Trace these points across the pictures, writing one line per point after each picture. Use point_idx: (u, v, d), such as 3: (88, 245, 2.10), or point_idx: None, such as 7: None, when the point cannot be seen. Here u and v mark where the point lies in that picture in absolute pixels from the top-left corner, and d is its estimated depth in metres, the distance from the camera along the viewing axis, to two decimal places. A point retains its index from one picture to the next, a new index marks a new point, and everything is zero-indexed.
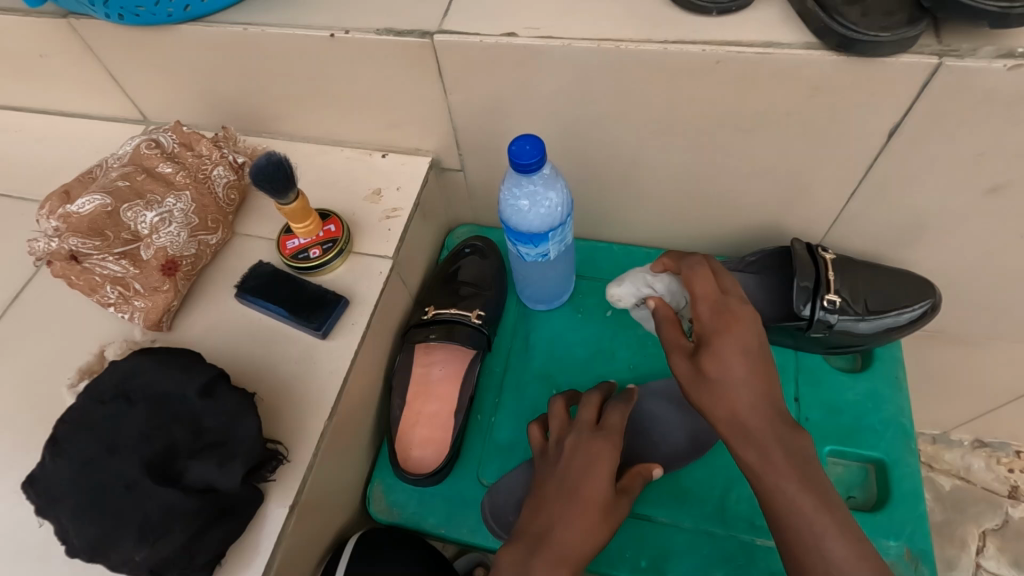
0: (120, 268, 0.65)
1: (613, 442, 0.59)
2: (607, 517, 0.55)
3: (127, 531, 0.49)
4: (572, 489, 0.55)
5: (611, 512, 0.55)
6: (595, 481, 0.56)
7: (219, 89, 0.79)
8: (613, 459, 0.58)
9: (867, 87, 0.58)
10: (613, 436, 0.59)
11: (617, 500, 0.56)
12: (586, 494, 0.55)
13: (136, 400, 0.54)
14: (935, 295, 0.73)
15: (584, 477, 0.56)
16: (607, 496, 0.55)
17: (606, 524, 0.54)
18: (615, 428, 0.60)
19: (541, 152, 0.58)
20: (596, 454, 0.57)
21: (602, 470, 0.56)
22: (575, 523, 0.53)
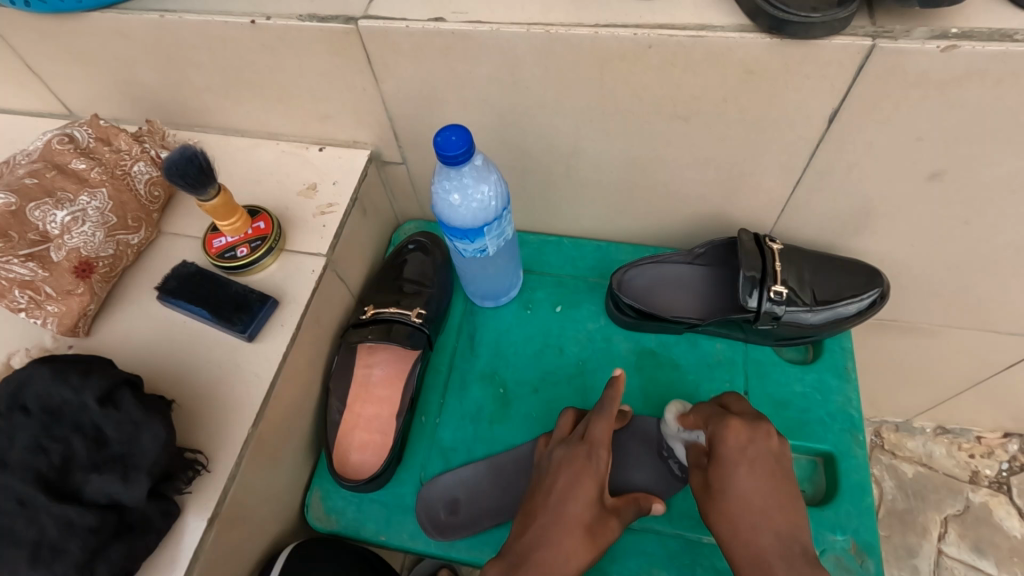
0: (28, 271, 0.61)
1: (599, 460, 0.61)
2: (595, 539, 0.58)
3: (17, 552, 0.45)
4: (557, 510, 0.59)
5: (598, 531, 0.58)
6: (580, 503, 0.59)
7: (141, 80, 0.75)
8: (596, 477, 0.60)
9: (802, 71, 0.56)
10: (599, 453, 0.62)
11: (604, 519, 0.59)
12: (570, 515, 0.58)
13: (33, 411, 0.50)
14: (883, 282, 0.72)
15: (569, 498, 0.59)
16: (591, 513, 0.59)
17: (594, 546, 0.57)
18: (599, 445, 0.62)
19: (467, 143, 0.56)
20: (579, 474, 0.60)
21: (584, 489, 0.59)
22: (563, 547, 0.56)
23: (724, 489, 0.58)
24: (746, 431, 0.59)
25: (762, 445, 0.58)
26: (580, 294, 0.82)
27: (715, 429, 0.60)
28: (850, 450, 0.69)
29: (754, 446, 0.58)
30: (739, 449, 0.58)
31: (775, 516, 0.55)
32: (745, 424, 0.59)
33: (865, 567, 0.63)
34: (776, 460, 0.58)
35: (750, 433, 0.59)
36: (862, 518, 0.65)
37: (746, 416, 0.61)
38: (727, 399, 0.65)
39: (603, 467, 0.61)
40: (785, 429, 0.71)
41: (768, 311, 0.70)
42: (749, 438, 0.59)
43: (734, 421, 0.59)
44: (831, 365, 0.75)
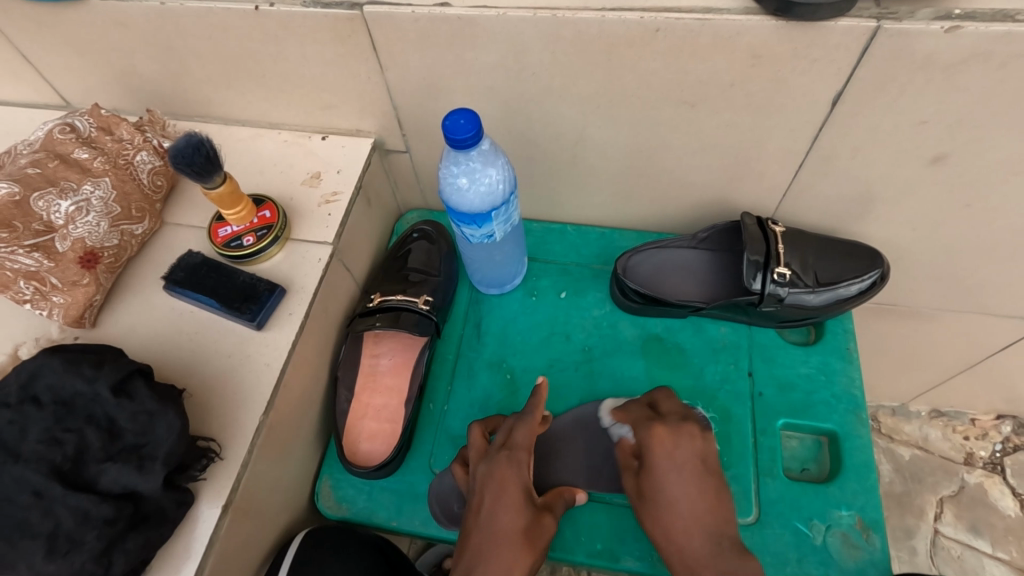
0: (33, 262, 0.61)
1: (521, 464, 0.61)
2: (535, 542, 0.57)
3: (34, 543, 0.46)
4: (489, 526, 0.57)
5: (537, 534, 0.58)
6: (510, 511, 0.58)
7: (141, 70, 0.74)
8: (520, 482, 0.60)
9: (808, 54, 0.56)
10: (520, 458, 0.61)
11: (539, 520, 0.59)
12: (501, 530, 0.57)
13: (45, 402, 0.50)
14: (883, 264, 0.73)
15: (499, 512, 0.58)
16: (525, 523, 0.58)
17: (536, 550, 0.57)
18: (520, 449, 0.62)
19: (476, 126, 0.56)
20: (502, 480, 0.60)
21: (510, 503, 0.59)
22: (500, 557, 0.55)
23: (655, 495, 0.59)
24: (672, 437, 0.61)
25: (671, 452, 0.60)
26: (585, 280, 0.83)
27: (643, 436, 0.62)
28: (853, 430, 0.70)
29: (680, 450, 0.60)
30: (662, 452, 0.60)
31: (704, 515, 0.58)
32: (670, 431, 0.61)
33: (870, 542, 0.64)
34: (701, 460, 0.61)
35: (675, 439, 0.61)
36: (867, 496, 0.66)
37: (671, 420, 0.63)
38: (656, 399, 0.66)
39: (526, 472, 0.61)
40: (790, 410, 0.72)
41: (771, 294, 0.71)
42: (675, 443, 0.60)
43: (658, 428, 0.61)
44: (834, 347, 0.76)
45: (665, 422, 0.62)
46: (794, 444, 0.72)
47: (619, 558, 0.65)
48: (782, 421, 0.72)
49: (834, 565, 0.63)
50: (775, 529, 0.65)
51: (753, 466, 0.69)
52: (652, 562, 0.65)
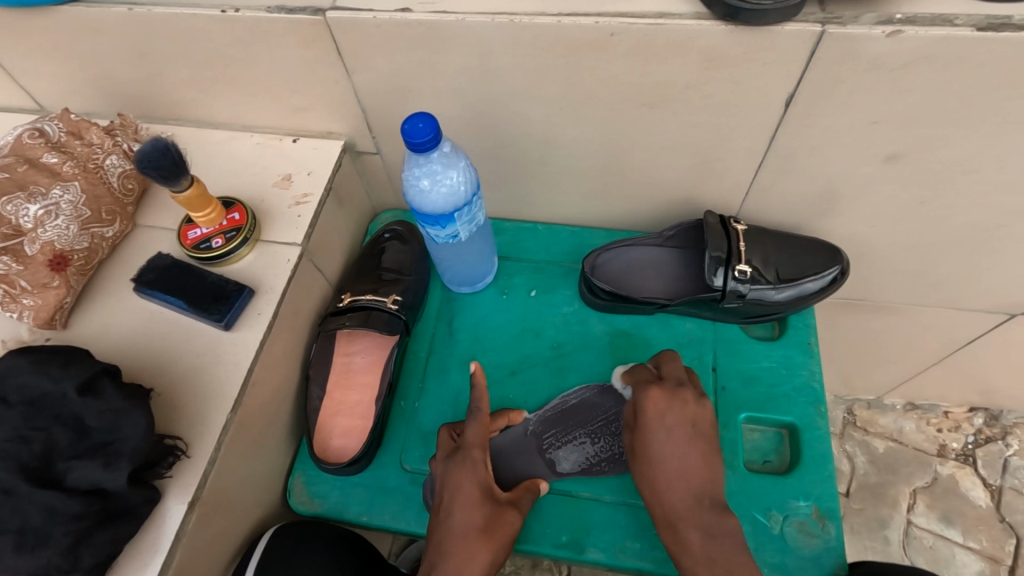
0: (3, 265, 0.62)
1: (476, 462, 0.63)
2: (493, 537, 0.59)
3: (2, 539, 0.47)
4: (447, 522, 0.60)
5: (496, 530, 0.60)
6: (466, 508, 0.60)
7: (112, 74, 0.75)
8: (477, 480, 0.62)
9: (758, 56, 0.58)
10: (474, 456, 0.63)
11: (503, 514, 0.61)
12: (459, 526, 0.59)
13: (13, 403, 0.51)
14: (842, 260, 0.75)
15: (458, 507, 0.60)
16: (487, 517, 0.60)
17: (497, 545, 0.59)
18: (473, 446, 0.64)
19: (435, 129, 0.57)
20: (459, 479, 0.62)
21: (468, 497, 0.61)
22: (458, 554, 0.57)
23: (645, 454, 0.62)
24: (665, 398, 0.64)
25: (670, 411, 0.63)
26: (555, 278, 0.84)
27: (639, 399, 0.65)
28: (813, 421, 0.72)
29: (670, 413, 0.63)
30: (656, 412, 0.63)
31: (696, 473, 0.60)
32: (665, 393, 0.64)
33: (826, 530, 0.66)
34: (693, 423, 0.63)
35: (669, 401, 0.64)
36: (824, 485, 0.68)
37: (669, 384, 0.65)
38: (661, 362, 0.69)
39: (482, 470, 0.63)
40: (753, 403, 0.74)
41: (733, 290, 0.73)
42: (668, 406, 0.63)
43: (654, 391, 0.64)
44: (797, 341, 0.78)
45: (660, 386, 0.65)
46: (757, 437, 0.74)
47: (584, 550, 0.67)
48: (744, 414, 0.73)
49: (791, 553, 0.65)
50: (734, 519, 0.67)
51: (715, 457, 0.71)
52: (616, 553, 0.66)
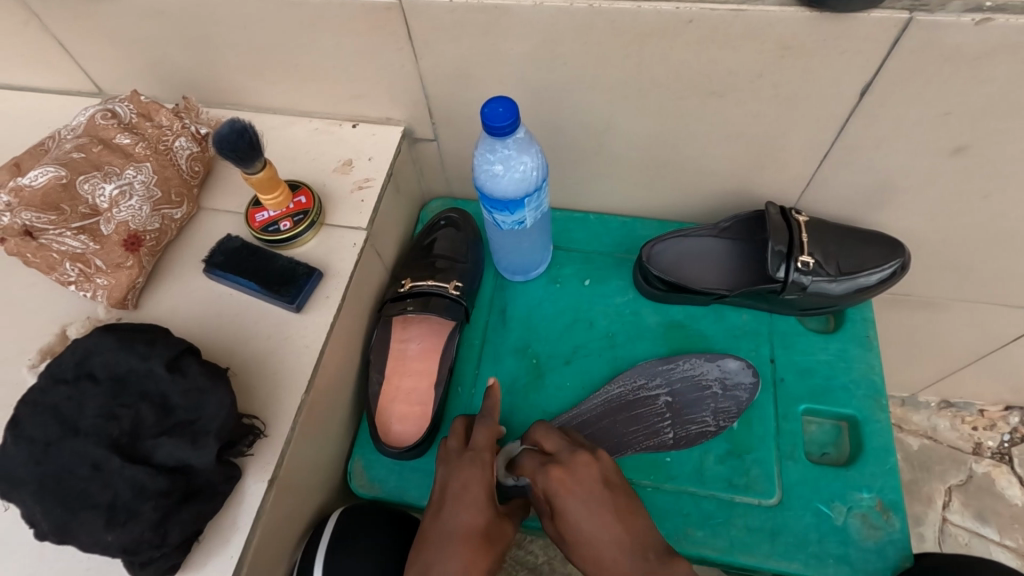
0: (80, 244, 0.63)
1: (484, 464, 0.62)
2: (490, 545, 0.58)
3: (94, 513, 0.47)
4: (445, 527, 0.58)
5: (494, 538, 0.58)
6: (468, 511, 0.58)
7: (176, 57, 0.75)
8: (484, 482, 0.61)
9: (839, 45, 0.58)
10: (484, 456, 0.62)
11: (499, 523, 0.60)
12: (459, 530, 0.57)
13: (100, 378, 0.52)
14: (904, 253, 0.74)
15: (457, 510, 0.59)
16: (485, 522, 0.58)
17: (491, 552, 0.57)
18: (483, 449, 0.63)
19: (514, 115, 0.57)
20: (467, 480, 0.60)
21: (470, 500, 0.59)
22: (455, 557, 0.55)
23: (578, 539, 0.55)
24: (572, 474, 0.58)
25: (579, 491, 0.56)
26: (608, 268, 0.84)
27: (545, 483, 0.58)
28: (872, 414, 0.72)
29: (582, 480, 0.57)
30: (570, 492, 0.57)
31: (608, 544, 0.54)
32: (569, 471, 0.58)
33: (889, 522, 0.66)
34: (602, 482, 0.57)
35: (574, 474, 0.58)
36: (885, 478, 0.68)
37: (562, 453, 0.60)
38: (539, 440, 0.63)
39: (490, 471, 0.61)
40: (812, 396, 0.74)
41: (795, 281, 0.72)
42: (577, 479, 0.57)
43: (556, 468, 0.58)
44: (854, 334, 0.77)
45: (562, 461, 0.59)
46: (814, 429, 0.74)
47: None
48: (803, 406, 0.73)
49: (854, 545, 0.65)
50: (797, 510, 0.67)
51: (774, 449, 0.71)
52: (678, 541, 0.66)
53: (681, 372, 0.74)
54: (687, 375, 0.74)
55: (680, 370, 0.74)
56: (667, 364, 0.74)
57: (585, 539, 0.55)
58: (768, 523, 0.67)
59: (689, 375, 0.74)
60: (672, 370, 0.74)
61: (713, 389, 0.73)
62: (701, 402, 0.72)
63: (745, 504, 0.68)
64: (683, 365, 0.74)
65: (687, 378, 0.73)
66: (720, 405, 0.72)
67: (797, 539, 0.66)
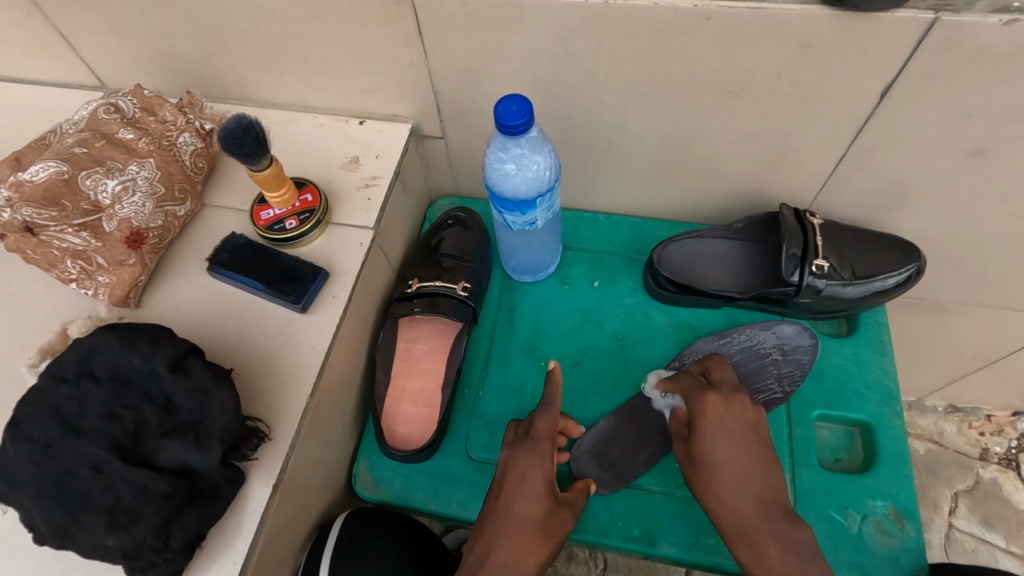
0: (81, 241, 0.61)
1: (542, 453, 0.60)
2: (547, 533, 0.56)
3: (95, 516, 0.46)
4: (502, 514, 0.57)
5: (553, 526, 0.57)
6: (526, 499, 0.58)
7: (182, 51, 0.74)
8: (543, 474, 0.59)
9: (861, 45, 0.56)
10: (542, 446, 0.61)
11: (557, 513, 0.58)
12: (517, 517, 0.56)
13: (102, 378, 0.50)
14: (919, 258, 0.73)
15: (516, 498, 0.58)
16: (542, 513, 0.57)
17: (548, 542, 0.56)
18: (542, 437, 0.62)
19: (528, 113, 0.56)
20: (525, 469, 0.59)
21: (530, 490, 0.58)
22: (504, 545, 0.54)
23: (704, 462, 0.57)
24: (725, 405, 0.59)
25: (731, 419, 0.58)
26: (618, 270, 0.83)
27: (694, 405, 0.60)
28: (886, 420, 0.71)
29: (732, 417, 0.59)
30: (717, 416, 0.59)
31: (757, 478, 0.55)
32: (725, 402, 0.59)
33: (903, 531, 0.65)
34: (753, 430, 0.58)
35: (727, 405, 0.59)
36: (900, 485, 0.67)
37: (724, 388, 0.61)
38: (708, 367, 0.64)
39: (550, 462, 0.60)
40: (824, 401, 0.73)
41: (809, 285, 0.71)
42: (728, 410, 0.59)
43: (714, 396, 0.59)
44: (867, 338, 0.76)
45: (716, 391, 0.61)
46: (826, 434, 0.73)
47: (656, 544, 0.66)
48: (816, 411, 0.72)
49: (868, 553, 0.64)
50: (809, 518, 0.66)
51: (786, 455, 0.70)
52: (688, 548, 0.65)
53: (740, 341, 0.73)
54: (745, 345, 0.73)
55: (735, 340, 0.74)
56: (723, 339, 0.74)
57: (710, 465, 0.57)
58: None
59: (747, 344, 0.73)
60: (727, 340, 0.74)
61: (772, 355, 0.73)
62: (762, 371, 0.72)
63: None
64: (740, 334, 0.74)
65: (748, 348, 0.73)
66: (781, 370, 0.72)
67: None
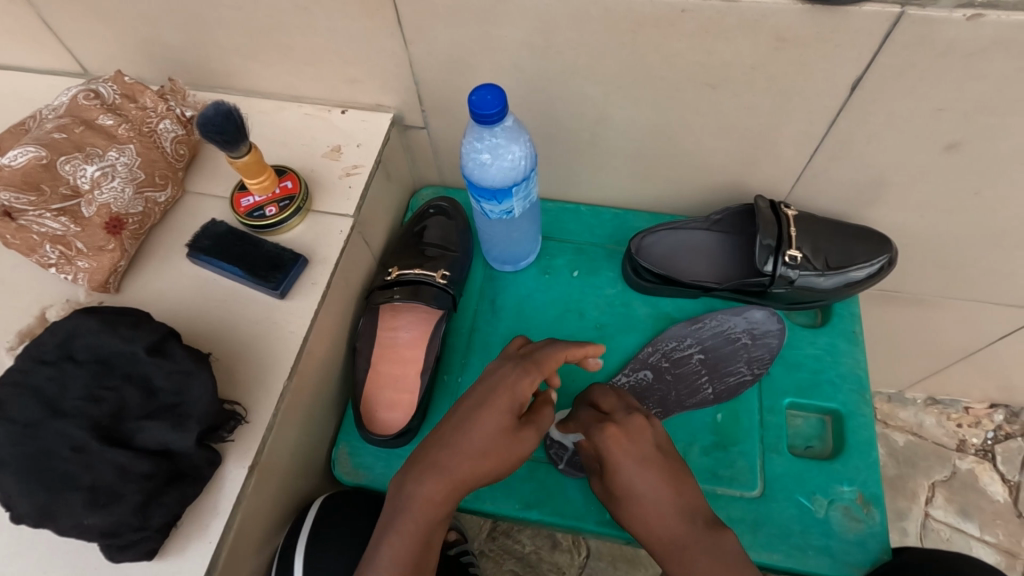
0: (60, 226, 0.62)
1: (529, 374, 0.59)
2: (510, 436, 0.57)
3: (76, 495, 0.47)
4: (479, 398, 0.59)
5: (518, 438, 0.57)
6: (503, 392, 0.58)
7: (165, 39, 0.74)
8: (527, 379, 0.59)
9: (833, 38, 0.57)
10: (531, 368, 0.60)
11: (523, 429, 0.58)
12: (490, 404, 0.58)
13: (83, 360, 0.51)
14: (891, 249, 0.74)
15: (496, 390, 0.59)
16: (512, 405, 0.58)
17: (508, 433, 0.57)
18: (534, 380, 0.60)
19: (502, 102, 0.56)
20: (510, 375, 0.59)
21: (508, 388, 0.58)
22: (458, 446, 0.56)
23: (626, 494, 0.58)
24: (626, 434, 0.60)
25: (633, 450, 0.59)
26: (598, 260, 0.84)
27: (598, 441, 0.60)
28: (857, 408, 0.73)
29: (638, 445, 0.59)
30: (624, 452, 0.59)
31: (668, 495, 0.57)
32: (625, 431, 0.60)
33: (870, 515, 0.66)
34: (658, 449, 0.60)
35: (630, 436, 0.60)
36: (869, 472, 0.68)
37: (620, 415, 0.62)
38: (596, 398, 0.66)
39: (532, 381, 0.59)
40: (797, 390, 0.74)
41: (783, 276, 0.73)
42: (632, 442, 0.59)
43: (613, 428, 0.60)
44: (841, 329, 0.78)
45: (617, 422, 0.61)
46: (799, 422, 0.75)
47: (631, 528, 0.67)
48: (789, 400, 0.74)
49: (835, 537, 0.65)
50: (779, 503, 0.68)
51: (759, 441, 0.71)
52: None
53: (711, 329, 0.75)
54: (716, 330, 0.75)
55: (706, 326, 0.75)
56: (695, 325, 0.76)
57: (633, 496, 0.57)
58: (750, 514, 0.67)
59: (717, 330, 0.75)
60: (699, 326, 0.75)
61: (743, 340, 0.75)
62: (734, 355, 0.74)
63: (728, 496, 0.68)
64: (710, 321, 0.75)
65: (718, 333, 0.75)
66: (752, 354, 0.74)
67: (779, 530, 0.66)
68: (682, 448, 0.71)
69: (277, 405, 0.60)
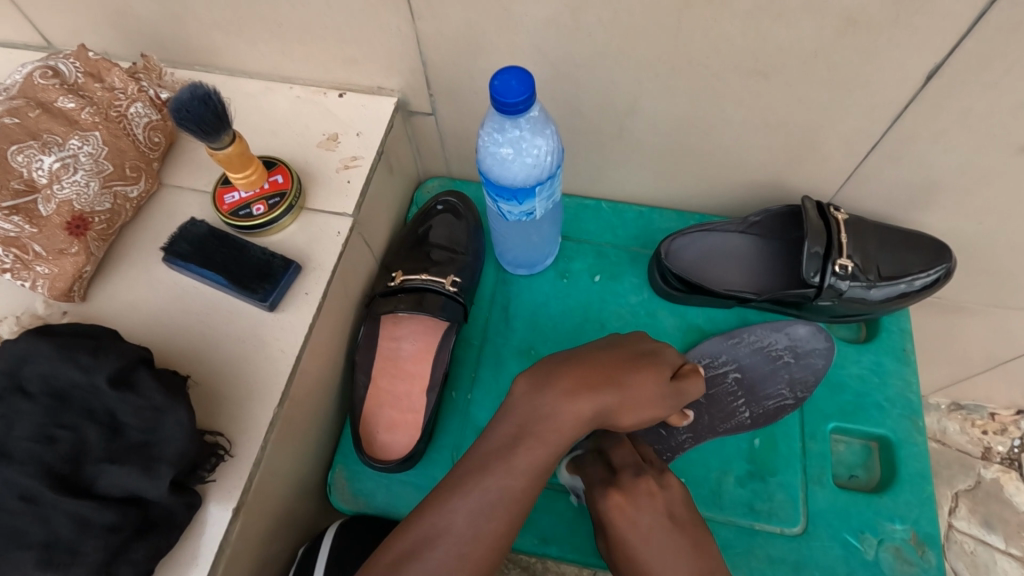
0: (13, 227, 0.54)
1: (622, 357, 0.55)
2: (579, 396, 0.51)
3: (26, 554, 0.40)
4: (558, 362, 0.54)
5: (588, 403, 0.51)
6: (586, 364, 0.53)
7: (136, 10, 0.65)
8: (617, 361, 0.54)
9: (911, 21, 0.49)
10: (630, 351, 0.55)
11: (597, 397, 0.51)
12: (566, 371, 0.53)
13: (35, 395, 0.43)
14: (950, 258, 0.66)
15: (577, 360, 0.54)
16: (594, 376, 0.52)
17: (576, 400, 0.51)
18: (634, 354, 0.55)
19: (529, 89, 0.48)
20: (597, 354, 0.55)
21: (591, 364, 0.53)
22: (561, 382, 0.52)
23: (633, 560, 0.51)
24: (631, 501, 0.51)
25: (637, 520, 0.51)
26: (622, 264, 0.77)
27: (600, 506, 0.52)
28: (908, 436, 0.66)
29: (643, 514, 0.51)
30: (629, 521, 0.51)
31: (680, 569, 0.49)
32: (628, 495, 0.52)
33: (924, 558, 0.60)
34: (667, 514, 0.51)
35: (636, 503, 0.51)
36: (921, 508, 0.62)
37: (626, 475, 0.53)
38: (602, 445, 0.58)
39: (625, 361, 0.54)
40: (841, 413, 0.67)
41: (832, 287, 0.65)
42: (636, 508, 0.51)
43: (615, 497, 0.52)
44: (889, 346, 0.70)
45: (622, 482, 0.53)
46: (842, 449, 0.68)
47: None
48: (832, 424, 0.67)
49: None
50: (823, 542, 0.61)
51: (800, 470, 0.65)
52: None
53: (752, 346, 0.68)
54: (756, 347, 0.68)
55: (745, 343, 0.68)
56: (731, 340, 0.69)
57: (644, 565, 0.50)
58: (791, 554, 0.61)
59: (758, 347, 0.68)
60: (738, 342, 0.68)
61: (785, 358, 0.68)
62: (773, 375, 0.67)
63: (766, 532, 0.62)
64: (751, 335, 0.69)
65: (761, 351, 0.68)
66: (794, 374, 0.67)
67: (822, 572, 0.60)
68: (715, 479, 0.64)
69: (268, 433, 0.53)
